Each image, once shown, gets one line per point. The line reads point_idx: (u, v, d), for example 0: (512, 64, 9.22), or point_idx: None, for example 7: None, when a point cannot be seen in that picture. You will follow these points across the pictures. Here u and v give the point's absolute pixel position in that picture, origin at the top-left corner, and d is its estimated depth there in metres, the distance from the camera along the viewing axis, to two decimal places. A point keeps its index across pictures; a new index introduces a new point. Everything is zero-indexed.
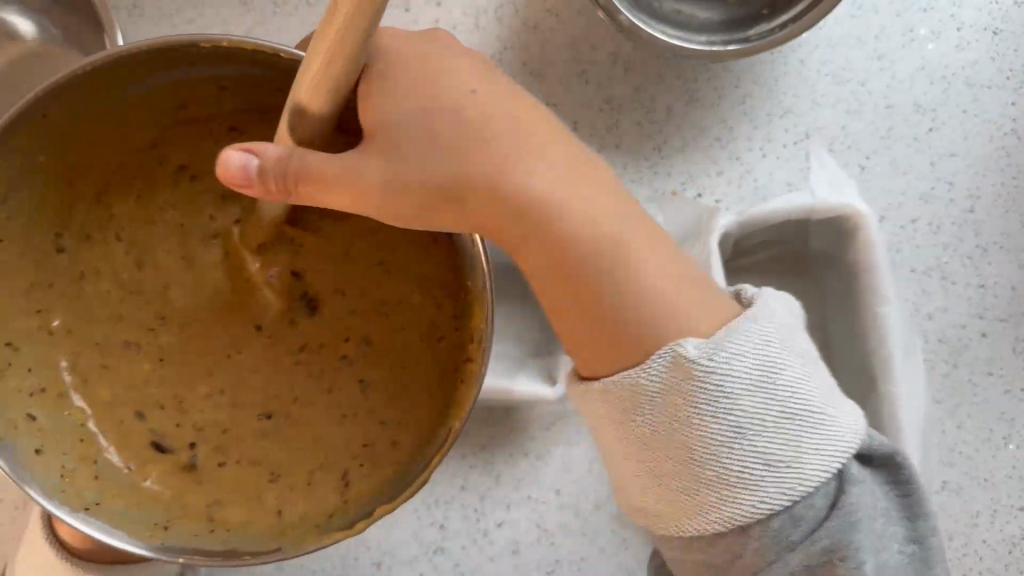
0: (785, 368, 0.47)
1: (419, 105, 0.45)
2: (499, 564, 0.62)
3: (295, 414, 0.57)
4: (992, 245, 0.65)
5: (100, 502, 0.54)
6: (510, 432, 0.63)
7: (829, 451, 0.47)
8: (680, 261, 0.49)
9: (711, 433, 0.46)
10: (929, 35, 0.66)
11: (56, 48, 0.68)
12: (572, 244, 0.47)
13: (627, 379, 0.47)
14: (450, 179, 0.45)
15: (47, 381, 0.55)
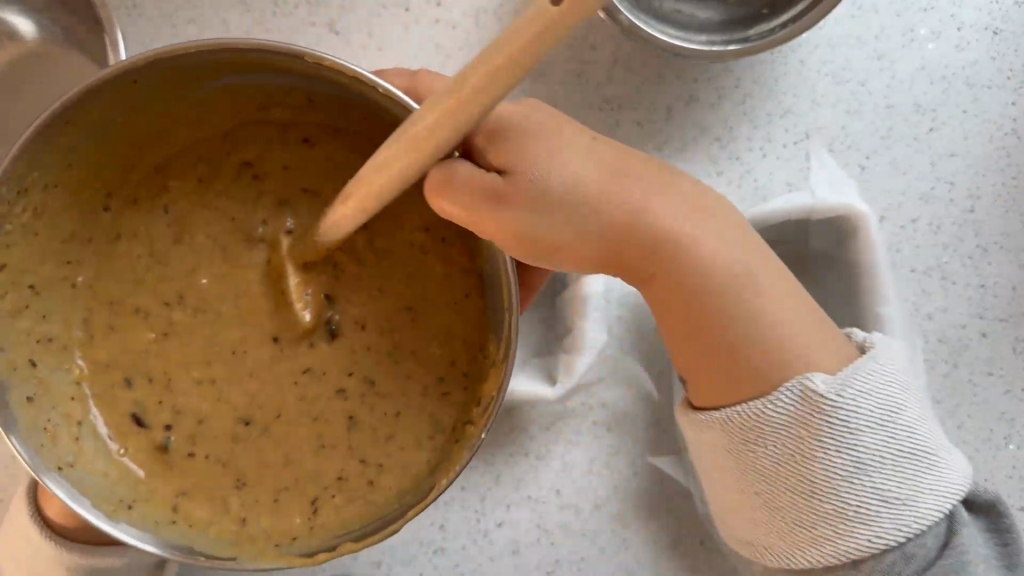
0: (905, 410, 0.50)
1: (555, 146, 0.46)
2: (499, 564, 0.62)
3: (277, 432, 0.54)
4: (992, 245, 0.65)
5: (74, 466, 0.52)
6: (509, 432, 0.63)
7: (945, 494, 0.49)
8: (797, 300, 0.51)
9: (833, 465, 0.49)
10: (929, 35, 0.66)
11: (56, 48, 0.68)
12: (700, 281, 0.49)
13: (752, 411, 0.50)
14: (592, 218, 0.47)
15: (58, 330, 0.54)
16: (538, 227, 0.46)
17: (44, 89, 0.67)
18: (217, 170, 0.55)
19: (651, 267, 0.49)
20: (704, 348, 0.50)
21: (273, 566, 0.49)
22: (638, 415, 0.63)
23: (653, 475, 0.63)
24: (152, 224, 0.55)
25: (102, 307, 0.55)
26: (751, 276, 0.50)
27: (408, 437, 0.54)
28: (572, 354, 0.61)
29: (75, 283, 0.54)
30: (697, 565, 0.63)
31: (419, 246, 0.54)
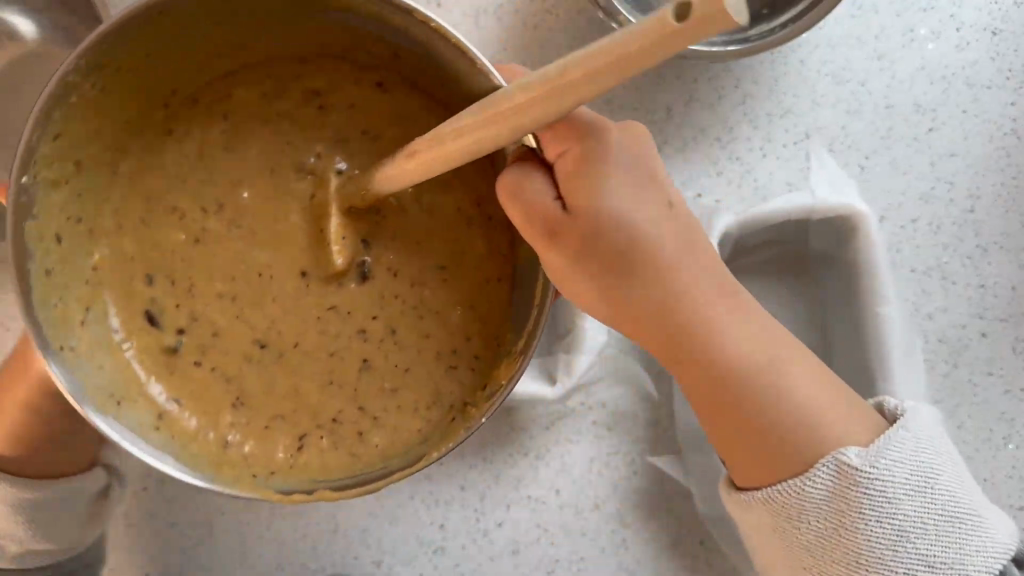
0: (943, 474, 0.48)
1: (626, 196, 0.46)
2: (498, 564, 0.62)
3: (288, 358, 0.52)
4: (992, 245, 0.65)
5: (75, 349, 0.50)
6: (510, 432, 0.63)
7: (994, 553, 0.47)
8: (826, 382, 0.51)
9: (875, 538, 0.47)
10: (929, 35, 0.66)
11: (56, 48, 0.68)
12: (720, 360, 0.49)
13: (789, 490, 0.48)
14: (635, 269, 0.47)
15: (88, 212, 0.51)
16: (594, 265, 0.46)
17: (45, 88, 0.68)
18: (280, 92, 0.54)
19: (681, 325, 0.49)
20: (730, 414, 0.50)
21: (252, 495, 0.47)
22: (638, 414, 0.63)
23: (653, 475, 0.63)
24: (199, 134, 0.53)
25: (142, 199, 0.52)
26: (772, 362, 0.50)
27: (411, 399, 0.52)
28: (573, 353, 0.61)
29: (116, 171, 0.52)
30: (697, 566, 0.63)
31: (467, 216, 0.53)
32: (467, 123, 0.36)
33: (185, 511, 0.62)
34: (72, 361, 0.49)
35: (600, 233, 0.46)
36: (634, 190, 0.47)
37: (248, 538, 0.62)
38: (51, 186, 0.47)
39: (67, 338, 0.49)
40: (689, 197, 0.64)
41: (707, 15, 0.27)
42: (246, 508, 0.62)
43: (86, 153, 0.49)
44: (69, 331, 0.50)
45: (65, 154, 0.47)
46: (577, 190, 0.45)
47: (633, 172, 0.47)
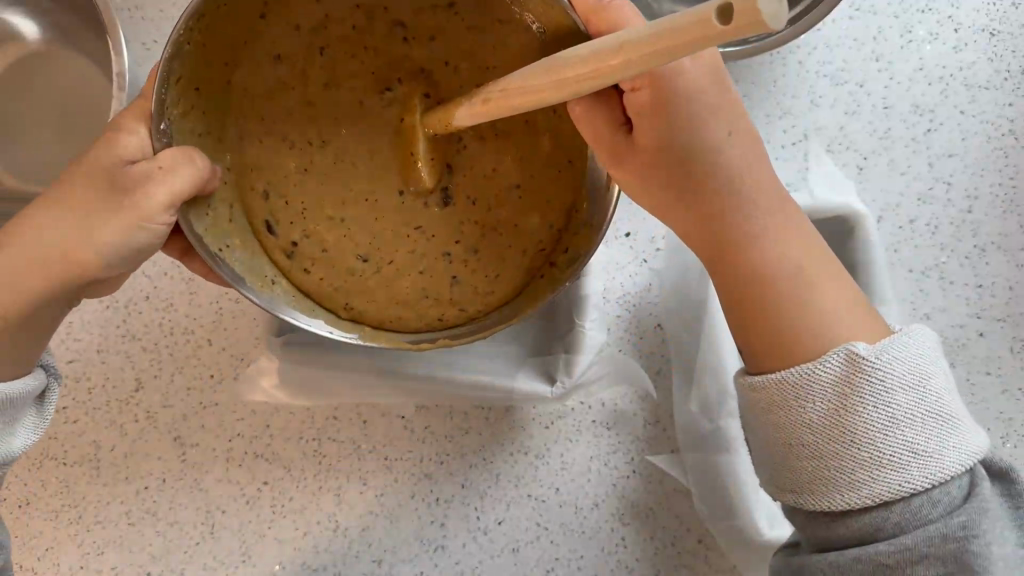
0: (940, 375, 0.45)
1: (687, 129, 0.47)
2: (498, 563, 0.62)
3: (388, 266, 0.54)
4: (990, 245, 0.65)
5: (230, 246, 0.51)
6: (508, 431, 0.64)
7: (969, 452, 0.44)
8: (850, 288, 0.49)
9: (868, 421, 0.44)
10: (927, 36, 0.66)
11: (57, 48, 0.68)
12: (765, 282, 0.48)
13: (796, 374, 0.45)
14: (689, 191, 0.49)
15: (210, 126, 0.50)
16: (655, 184, 0.50)
17: (45, 88, 0.68)
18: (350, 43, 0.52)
19: (729, 232, 0.49)
20: (780, 355, 0.47)
21: (388, 347, 0.51)
22: (638, 414, 0.64)
23: (652, 474, 0.63)
24: (289, 73, 0.52)
25: (255, 133, 0.52)
26: (803, 262, 0.48)
27: (491, 296, 0.54)
28: (573, 353, 0.62)
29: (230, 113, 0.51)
30: (697, 567, 0.62)
31: (531, 124, 0.53)
32: (537, 82, 0.39)
33: (187, 510, 0.63)
34: (232, 259, 0.50)
35: (657, 159, 0.49)
36: (704, 119, 0.48)
37: (248, 537, 0.63)
38: (179, 115, 0.48)
39: (224, 237, 0.50)
40: None
41: (746, 23, 0.27)
42: (247, 507, 0.63)
43: (202, 82, 0.49)
44: (223, 230, 0.51)
45: (183, 98, 0.48)
46: (641, 126, 0.47)
47: (699, 101, 0.47)
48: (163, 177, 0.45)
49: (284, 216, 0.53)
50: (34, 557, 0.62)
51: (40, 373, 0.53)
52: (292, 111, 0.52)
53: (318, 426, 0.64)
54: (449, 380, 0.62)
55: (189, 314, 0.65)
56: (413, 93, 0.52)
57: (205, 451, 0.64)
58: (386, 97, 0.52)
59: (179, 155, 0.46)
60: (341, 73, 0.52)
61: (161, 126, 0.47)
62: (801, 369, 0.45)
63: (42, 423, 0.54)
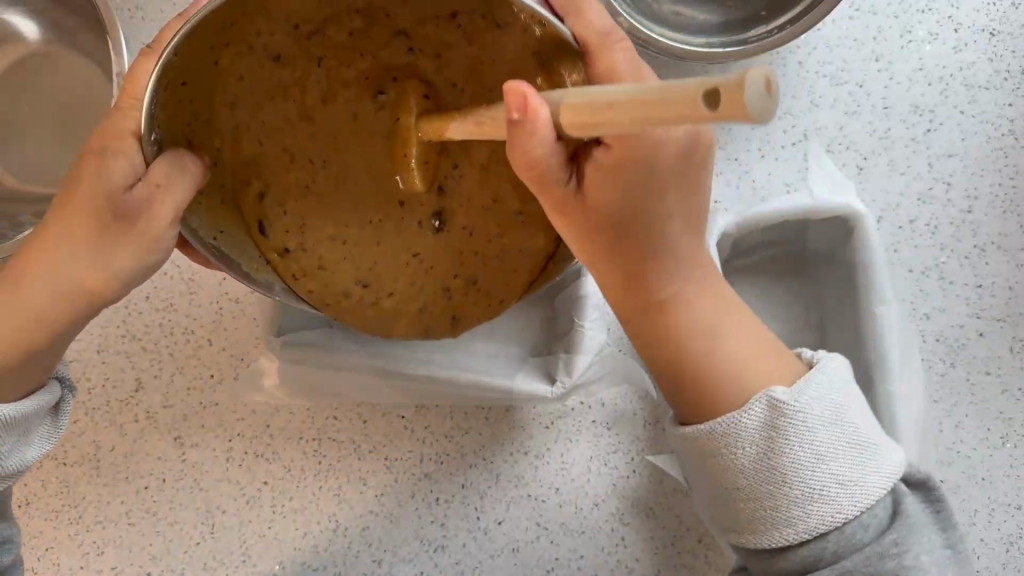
0: (853, 408, 0.48)
1: (635, 197, 0.45)
2: (498, 563, 0.62)
3: (383, 263, 0.54)
4: (990, 245, 0.66)
5: (224, 233, 0.50)
6: (508, 431, 0.64)
7: (888, 474, 0.48)
8: (760, 334, 0.51)
9: (796, 460, 0.46)
10: (926, 36, 0.66)
11: (56, 48, 0.69)
12: (677, 324, 0.50)
13: (726, 423, 0.47)
14: (631, 258, 0.48)
15: (203, 113, 0.48)
16: (600, 245, 0.47)
17: (45, 88, 0.68)
18: (348, 51, 0.51)
19: (642, 283, 0.49)
20: (720, 377, 0.49)
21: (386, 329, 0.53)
22: (638, 413, 0.64)
23: (652, 474, 0.63)
24: (285, 73, 0.50)
25: (252, 133, 0.51)
26: (717, 317, 0.50)
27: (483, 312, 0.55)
28: (572, 353, 0.61)
29: (224, 112, 0.50)
30: (697, 567, 0.62)
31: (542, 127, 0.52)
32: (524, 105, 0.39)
33: (186, 510, 0.63)
34: (226, 246, 0.49)
35: (598, 221, 0.46)
36: (656, 195, 0.46)
37: (248, 537, 0.63)
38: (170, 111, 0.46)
39: (218, 224, 0.50)
40: None
41: (727, 108, 0.26)
42: (247, 507, 0.63)
43: (190, 75, 0.46)
44: (218, 217, 0.50)
45: (171, 102, 0.45)
46: (595, 191, 0.45)
47: (660, 177, 0.45)
48: (165, 195, 0.44)
49: (280, 224, 0.52)
50: (34, 557, 0.62)
51: (55, 386, 0.52)
52: (292, 115, 0.51)
53: (319, 425, 0.64)
54: (450, 381, 0.62)
55: (189, 314, 0.65)
56: (405, 97, 0.51)
57: (204, 452, 0.64)
58: (380, 101, 0.52)
59: (171, 165, 0.44)
60: (336, 84, 0.51)
61: (151, 139, 0.44)
62: (729, 418, 0.47)
63: (56, 433, 0.54)
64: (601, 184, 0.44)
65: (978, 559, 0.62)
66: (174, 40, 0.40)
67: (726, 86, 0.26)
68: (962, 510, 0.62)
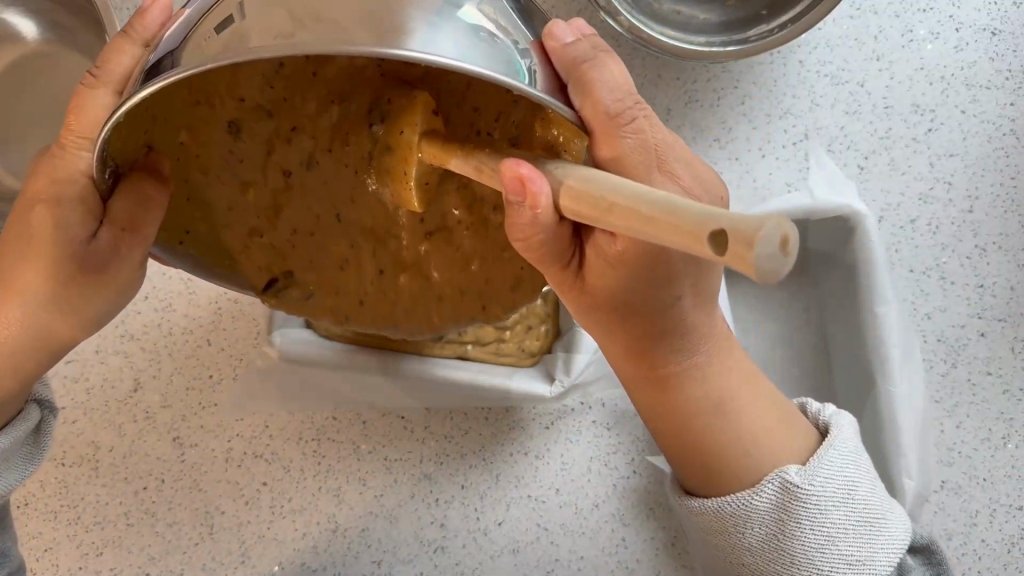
0: (864, 485, 0.49)
1: (644, 285, 0.42)
2: (499, 564, 0.62)
3: (367, 273, 0.49)
4: (991, 244, 0.65)
5: (191, 232, 0.46)
6: (508, 432, 0.64)
7: (897, 547, 0.49)
8: (766, 400, 0.51)
9: (807, 543, 0.47)
10: (928, 35, 0.66)
11: (56, 48, 0.68)
12: (687, 396, 0.49)
13: (738, 504, 0.48)
14: (637, 335, 0.46)
15: (173, 121, 0.42)
16: (602, 319, 0.46)
17: (47, 88, 0.68)
18: (335, 110, 0.45)
19: (652, 357, 0.48)
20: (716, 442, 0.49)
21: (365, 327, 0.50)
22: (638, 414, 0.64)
23: (653, 475, 0.63)
24: (274, 132, 0.45)
25: (232, 152, 0.45)
26: (726, 386, 0.50)
27: (486, 352, 0.61)
28: (572, 352, 0.61)
29: (201, 125, 0.43)
30: (696, 568, 0.62)
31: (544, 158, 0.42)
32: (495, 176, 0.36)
33: (186, 510, 0.63)
34: (195, 248, 0.45)
35: (604, 299, 0.44)
36: (667, 283, 0.43)
37: (248, 537, 0.62)
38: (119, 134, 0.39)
39: (184, 224, 0.45)
40: None
41: (733, 257, 0.23)
42: (246, 507, 0.63)
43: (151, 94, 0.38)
44: (180, 219, 0.45)
45: (125, 131, 0.39)
46: (599, 274, 0.42)
47: (671, 269, 0.42)
48: (133, 233, 0.43)
49: (280, 263, 0.49)
50: (34, 558, 0.61)
51: (33, 412, 0.52)
52: (276, 150, 0.45)
53: (318, 426, 0.64)
54: (448, 380, 0.60)
55: (188, 314, 0.65)
56: (391, 136, 0.42)
57: (202, 453, 0.63)
58: (373, 136, 0.44)
59: (131, 200, 0.40)
60: (336, 140, 0.45)
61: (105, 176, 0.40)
62: (741, 499, 0.48)
63: (39, 455, 0.53)
64: (599, 272, 0.42)
65: (979, 560, 0.62)
66: (103, 134, 0.34)
67: (737, 234, 0.23)
68: (962, 510, 0.62)
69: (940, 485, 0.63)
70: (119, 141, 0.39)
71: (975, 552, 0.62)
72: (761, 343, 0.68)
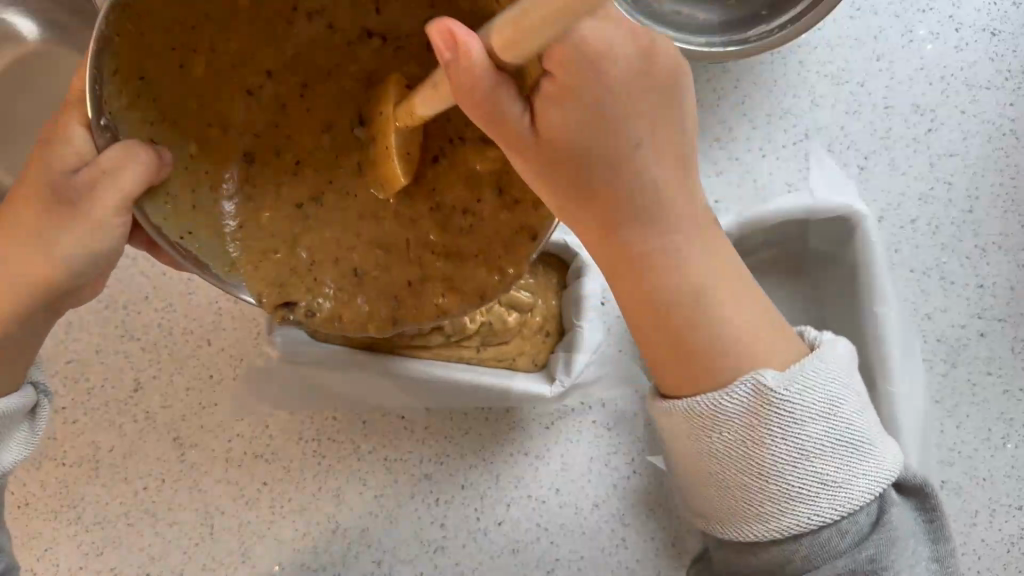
0: (848, 404, 0.46)
1: (596, 119, 0.40)
2: (498, 563, 0.62)
3: (372, 274, 0.47)
4: (991, 245, 0.65)
5: (194, 232, 0.46)
6: (508, 432, 0.64)
7: (883, 477, 0.46)
8: (749, 301, 0.47)
9: (779, 452, 0.44)
10: (928, 35, 0.66)
11: (56, 47, 0.68)
12: (666, 291, 0.45)
13: (708, 404, 0.45)
14: (601, 200, 0.42)
15: (186, 135, 0.47)
16: (570, 192, 0.42)
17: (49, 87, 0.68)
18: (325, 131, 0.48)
19: (617, 239, 0.44)
20: (702, 362, 0.45)
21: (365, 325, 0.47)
22: (639, 414, 0.64)
23: (653, 475, 0.63)
24: (276, 156, 0.49)
25: (242, 180, 0.49)
26: (711, 284, 0.46)
27: (498, 363, 0.61)
28: (572, 353, 0.61)
29: (213, 142, 0.47)
30: None
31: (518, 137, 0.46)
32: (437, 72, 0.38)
33: (186, 510, 0.63)
34: (196, 246, 0.45)
35: (563, 156, 0.40)
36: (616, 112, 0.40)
37: (248, 536, 0.62)
38: (123, 107, 0.43)
39: (187, 224, 0.46)
40: None
41: None
42: (246, 507, 0.63)
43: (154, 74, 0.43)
44: (185, 220, 0.46)
45: (127, 99, 0.43)
46: (552, 120, 0.39)
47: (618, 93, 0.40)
48: (109, 182, 0.43)
49: (300, 290, 0.47)
50: (35, 557, 0.61)
51: (27, 389, 0.52)
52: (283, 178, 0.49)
53: (318, 426, 0.64)
54: (450, 380, 0.59)
55: (189, 314, 0.65)
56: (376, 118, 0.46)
57: (203, 452, 0.63)
58: (358, 140, 0.48)
59: (122, 150, 0.42)
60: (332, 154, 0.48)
61: (100, 123, 0.42)
62: (711, 398, 0.45)
63: (32, 441, 0.53)
64: (556, 118, 0.39)
65: (979, 560, 0.62)
66: (98, 29, 0.38)
67: None
68: (962, 510, 0.62)
69: (939, 485, 0.63)
70: (112, 89, 0.41)
71: (975, 552, 0.62)
72: None
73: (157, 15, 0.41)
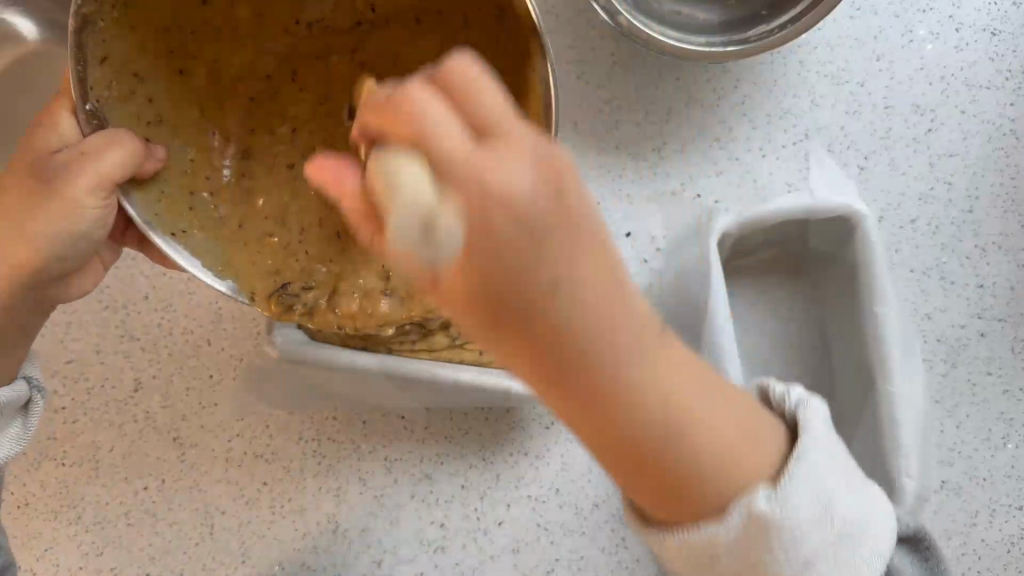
0: (840, 496, 0.44)
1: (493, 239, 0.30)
2: (498, 563, 0.62)
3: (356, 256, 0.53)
4: (991, 245, 0.65)
5: (187, 231, 0.50)
6: (508, 433, 0.63)
7: (882, 550, 0.46)
8: (740, 431, 0.42)
9: (786, 563, 0.44)
10: (928, 35, 0.66)
11: (58, 47, 0.68)
12: (656, 448, 0.39)
13: (704, 535, 0.42)
14: (564, 368, 0.34)
15: (192, 140, 0.53)
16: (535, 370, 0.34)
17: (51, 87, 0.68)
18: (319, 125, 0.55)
19: (582, 395, 0.35)
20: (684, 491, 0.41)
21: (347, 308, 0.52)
22: None
23: None
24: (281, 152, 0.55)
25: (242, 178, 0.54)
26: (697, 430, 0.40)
27: None
28: None
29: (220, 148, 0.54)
30: None
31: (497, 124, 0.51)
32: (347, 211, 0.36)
33: (186, 510, 0.63)
34: (186, 242, 0.50)
35: (488, 299, 0.31)
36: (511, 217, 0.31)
37: (249, 536, 0.62)
38: (116, 100, 0.50)
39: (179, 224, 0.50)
40: (689, 197, 0.66)
41: None
42: (247, 507, 0.63)
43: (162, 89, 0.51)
44: (178, 218, 0.51)
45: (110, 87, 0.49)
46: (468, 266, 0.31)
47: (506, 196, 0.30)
48: (84, 161, 0.48)
49: (292, 275, 0.53)
50: (35, 557, 0.62)
51: (18, 384, 0.55)
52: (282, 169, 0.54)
53: (318, 426, 0.64)
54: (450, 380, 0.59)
55: (189, 315, 0.64)
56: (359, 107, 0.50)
57: (203, 451, 0.63)
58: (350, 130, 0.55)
59: (106, 138, 0.48)
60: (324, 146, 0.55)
61: (87, 109, 0.48)
62: (708, 532, 0.42)
63: (24, 436, 0.56)
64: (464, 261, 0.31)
65: (978, 560, 0.62)
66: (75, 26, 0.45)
67: None
68: (961, 510, 0.63)
69: (939, 485, 0.63)
70: (100, 76, 0.48)
71: (974, 552, 0.62)
72: (760, 342, 0.68)
73: (153, 23, 0.50)
